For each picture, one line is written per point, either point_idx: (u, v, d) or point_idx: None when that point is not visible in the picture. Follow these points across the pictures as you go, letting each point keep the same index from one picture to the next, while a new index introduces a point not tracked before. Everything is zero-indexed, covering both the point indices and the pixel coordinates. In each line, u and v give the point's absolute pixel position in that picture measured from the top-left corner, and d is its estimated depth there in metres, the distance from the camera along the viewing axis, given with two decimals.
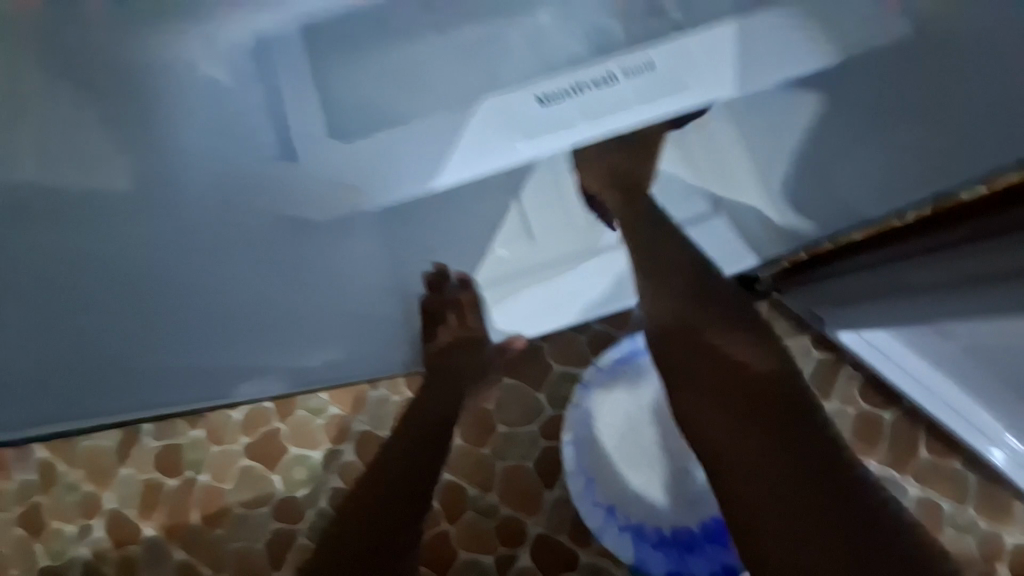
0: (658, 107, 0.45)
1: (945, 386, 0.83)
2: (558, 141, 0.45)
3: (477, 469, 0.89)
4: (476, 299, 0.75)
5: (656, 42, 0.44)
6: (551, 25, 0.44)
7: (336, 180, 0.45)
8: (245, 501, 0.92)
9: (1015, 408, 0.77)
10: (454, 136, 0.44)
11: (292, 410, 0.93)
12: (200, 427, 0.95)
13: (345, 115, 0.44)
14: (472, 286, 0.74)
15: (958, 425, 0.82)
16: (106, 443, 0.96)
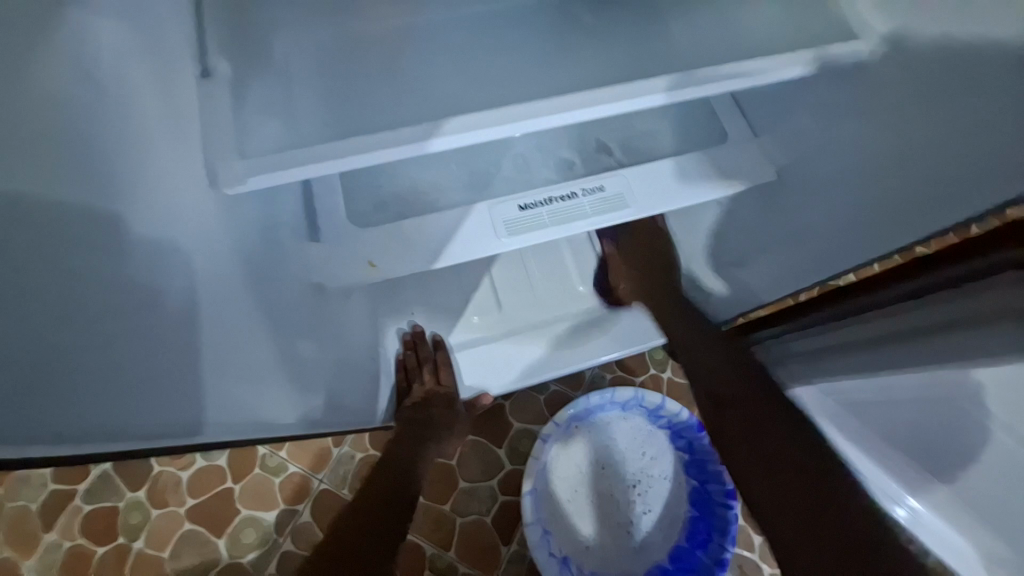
0: (607, 217, 0.58)
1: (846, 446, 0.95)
2: (533, 237, 0.57)
3: (437, 526, 0.91)
4: (450, 359, 0.83)
5: (605, 173, 0.60)
6: (527, 154, 0.62)
7: (356, 257, 0.55)
8: (185, 569, 0.87)
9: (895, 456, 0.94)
10: (450, 228, 0.56)
11: (251, 467, 0.92)
12: (143, 487, 0.90)
13: (369, 207, 0.58)
14: (446, 346, 0.83)
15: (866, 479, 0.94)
16: (31, 505, 0.89)
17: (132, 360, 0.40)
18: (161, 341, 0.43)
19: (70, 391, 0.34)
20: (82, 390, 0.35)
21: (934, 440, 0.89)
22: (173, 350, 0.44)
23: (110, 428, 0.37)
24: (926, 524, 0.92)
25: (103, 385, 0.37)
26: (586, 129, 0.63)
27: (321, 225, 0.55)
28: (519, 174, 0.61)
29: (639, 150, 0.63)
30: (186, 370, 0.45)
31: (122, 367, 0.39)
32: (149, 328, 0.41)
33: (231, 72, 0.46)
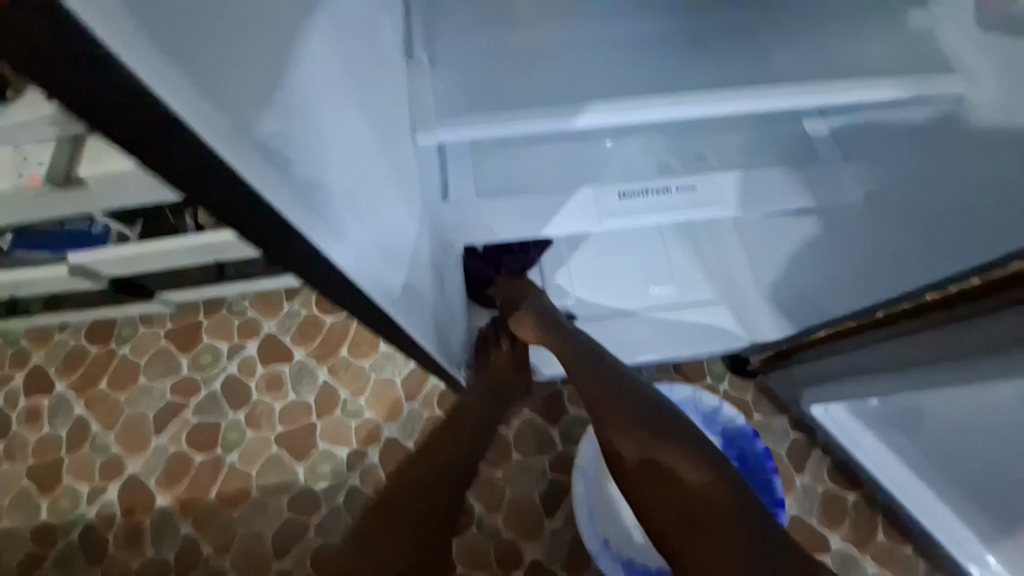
0: (698, 211, 0.66)
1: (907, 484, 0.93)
2: (629, 221, 0.67)
3: (489, 490, 0.98)
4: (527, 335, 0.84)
5: (698, 174, 0.68)
6: (631, 152, 0.71)
7: (480, 222, 0.65)
8: (268, 487, 0.98)
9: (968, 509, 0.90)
10: (559, 206, 0.65)
11: (333, 408, 1.03)
12: (243, 411, 1.04)
13: (491, 180, 0.68)
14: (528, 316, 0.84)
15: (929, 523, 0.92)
16: (147, 412, 1.05)
17: (327, 189, 0.36)
18: (345, 190, 0.39)
19: (294, 188, 0.31)
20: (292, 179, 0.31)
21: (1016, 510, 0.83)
22: (348, 209, 0.40)
23: (304, 216, 0.33)
24: None
25: (305, 191, 0.33)
26: (687, 139, 0.71)
27: (451, 191, 0.66)
28: (623, 170, 0.69)
29: (733, 159, 0.70)
30: (355, 241, 0.41)
31: (340, 187, 0.38)
32: (337, 167, 0.37)
33: (425, 53, 0.52)
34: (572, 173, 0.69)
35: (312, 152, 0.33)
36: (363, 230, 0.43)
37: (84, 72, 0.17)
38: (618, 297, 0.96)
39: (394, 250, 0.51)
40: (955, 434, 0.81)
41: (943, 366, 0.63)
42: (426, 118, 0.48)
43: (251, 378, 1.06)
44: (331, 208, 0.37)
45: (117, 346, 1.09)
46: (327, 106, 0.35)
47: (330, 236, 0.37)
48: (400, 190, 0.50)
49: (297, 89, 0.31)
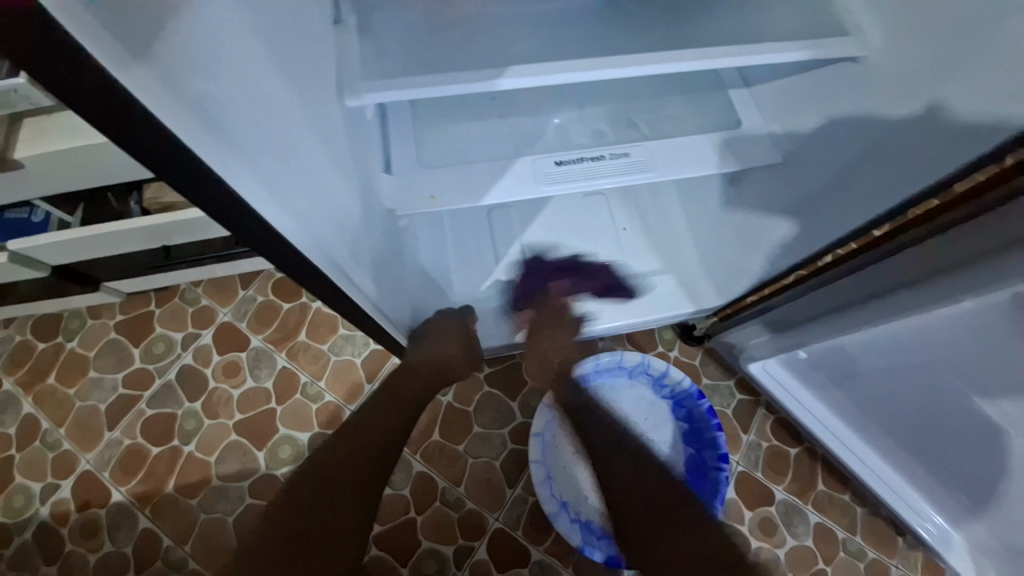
0: (631, 176, 0.70)
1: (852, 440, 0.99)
2: (567, 187, 0.69)
3: (451, 463, 1.00)
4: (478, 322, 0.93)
5: (630, 142, 0.72)
6: (568, 124, 0.75)
7: (422, 189, 0.67)
8: (227, 474, 0.98)
9: (906, 461, 0.95)
10: (500, 173, 0.69)
11: (293, 393, 1.03)
12: (200, 399, 1.02)
13: (434, 153, 0.71)
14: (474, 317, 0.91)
15: (873, 479, 0.98)
16: (99, 405, 1.02)
17: (266, 153, 0.38)
18: (283, 154, 0.41)
19: (232, 147, 0.34)
20: (231, 139, 0.34)
21: (959, 469, 0.86)
22: (289, 176, 0.42)
23: (240, 175, 0.36)
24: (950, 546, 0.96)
25: (244, 151, 0.36)
26: (621, 109, 0.76)
27: (393, 162, 0.68)
28: (560, 139, 0.73)
29: (664, 127, 0.75)
30: (298, 208, 0.44)
31: (278, 152, 0.40)
32: (276, 135, 0.40)
33: (358, 21, 0.55)
34: (514, 145, 0.73)
35: (260, 133, 0.37)
36: (306, 199, 0.45)
37: (30, 26, 0.22)
38: (572, 266, 0.99)
39: (340, 222, 0.53)
40: (882, 391, 0.86)
41: (861, 309, 0.67)
42: (357, 82, 0.50)
43: (207, 366, 1.04)
44: (271, 171, 0.39)
45: (65, 341, 1.06)
46: (263, 71, 0.37)
47: (270, 200, 0.40)
48: (337, 164, 0.52)
49: (232, 53, 0.33)
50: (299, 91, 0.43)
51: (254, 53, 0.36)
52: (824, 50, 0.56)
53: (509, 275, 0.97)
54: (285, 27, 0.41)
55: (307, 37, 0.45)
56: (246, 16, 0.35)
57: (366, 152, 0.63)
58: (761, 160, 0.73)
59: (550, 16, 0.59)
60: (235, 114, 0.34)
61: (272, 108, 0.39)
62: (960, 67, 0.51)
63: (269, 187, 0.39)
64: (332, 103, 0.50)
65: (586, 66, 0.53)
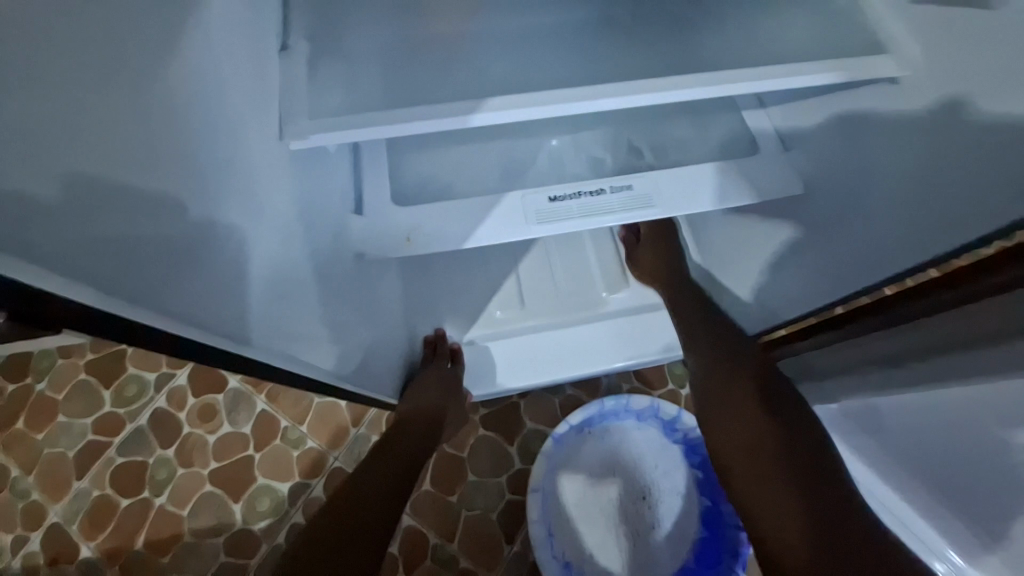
0: (633, 213, 0.61)
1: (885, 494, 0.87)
2: (561, 227, 0.61)
3: (442, 516, 0.92)
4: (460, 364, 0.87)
5: (633, 173, 0.64)
6: (562, 153, 0.67)
7: (396, 231, 0.59)
8: (201, 529, 0.90)
9: None
10: (486, 211, 0.61)
11: (272, 438, 0.96)
12: (173, 446, 0.95)
13: (412, 190, 0.63)
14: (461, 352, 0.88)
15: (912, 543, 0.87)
16: (68, 452, 0.95)
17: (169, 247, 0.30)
18: (197, 233, 0.33)
19: (114, 263, 0.26)
20: (107, 253, 0.26)
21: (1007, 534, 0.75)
22: (210, 262, 0.34)
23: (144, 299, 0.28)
24: None
25: (135, 258, 0.28)
26: (621, 134, 0.68)
27: (365, 202, 0.61)
28: (553, 171, 0.65)
29: (671, 155, 0.67)
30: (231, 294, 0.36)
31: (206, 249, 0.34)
32: (179, 218, 0.31)
33: (309, 50, 0.47)
34: (502, 178, 0.65)
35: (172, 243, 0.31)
36: (238, 278, 0.37)
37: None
38: (573, 298, 0.91)
39: (288, 282, 0.46)
40: (914, 434, 0.77)
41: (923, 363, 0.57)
42: (298, 120, 0.43)
43: (181, 410, 0.97)
44: (196, 272, 0.32)
45: (34, 382, 1.00)
46: (141, 139, 0.29)
47: (194, 307, 0.32)
48: (274, 215, 0.44)
49: (81, 128, 0.25)
50: (216, 164, 0.37)
51: (116, 118, 0.27)
52: (857, 69, 0.47)
53: (503, 311, 0.90)
54: (176, 76, 0.33)
55: (220, 96, 0.38)
56: (91, 64, 0.26)
57: (324, 194, 0.55)
58: (781, 190, 0.64)
59: (533, 43, 0.53)
60: (111, 225, 0.26)
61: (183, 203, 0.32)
62: (999, 89, 0.42)
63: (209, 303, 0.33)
64: (256, 146, 0.43)
65: (566, 97, 0.45)
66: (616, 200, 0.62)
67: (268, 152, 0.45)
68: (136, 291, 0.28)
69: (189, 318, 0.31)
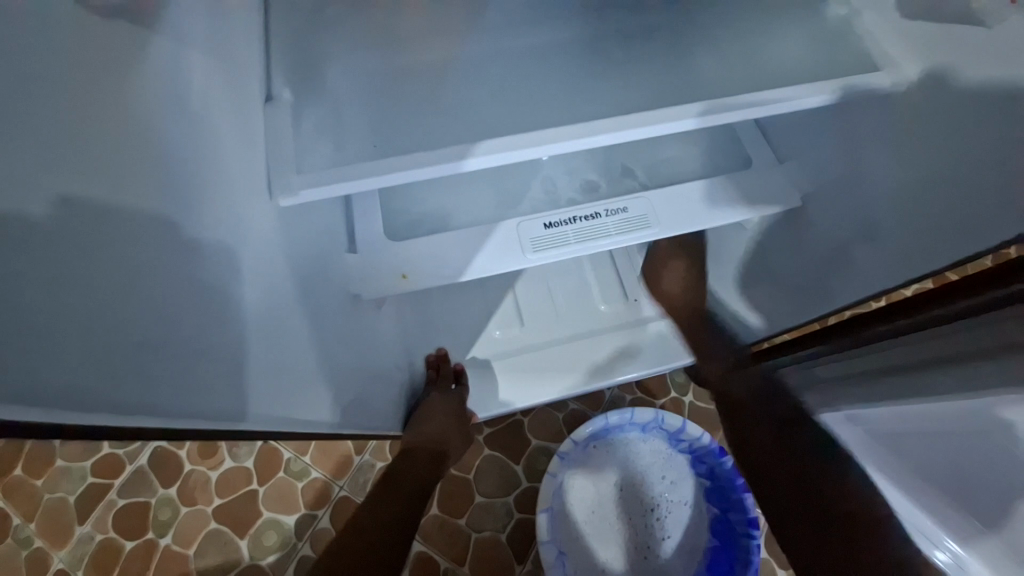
0: (629, 236, 0.61)
1: None
2: (557, 253, 0.61)
3: (452, 540, 0.91)
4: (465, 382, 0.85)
5: (627, 194, 0.63)
6: (553, 177, 0.67)
7: (391, 268, 0.58)
8: (208, 567, 0.89)
9: None
10: (481, 242, 0.60)
11: (276, 471, 0.95)
12: (175, 485, 0.94)
13: (405, 223, 0.63)
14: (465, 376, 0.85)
15: None
16: (67, 498, 0.94)
17: (149, 310, 0.31)
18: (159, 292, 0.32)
19: (83, 327, 0.27)
20: (72, 314, 0.26)
21: None
22: (180, 320, 0.33)
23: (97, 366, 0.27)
24: None
25: (99, 323, 0.28)
26: (612, 154, 0.67)
27: (358, 239, 0.60)
28: (546, 196, 0.65)
29: (663, 174, 0.66)
30: (196, 355, 0.34)
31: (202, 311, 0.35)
32: (173, 278, 0.33)
33: (294, 97, 0.47)
34: (497, 205, 0.65)
35: (172, 310, 0.33)
36: (210, 348, 0.36)
37: None
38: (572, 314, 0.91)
39: (278, 337, 0.45)
40: None
41: (905, 377, 0.57)
42: (289, 176, 0.42)
43: (181, 447, 0.96)
44: (193, 335, 0.34)
45: None
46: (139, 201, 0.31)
47: (144, 375, 0.30)
48: (266, 269, 0.44)
49: (84, 194, 0.28)
50: (222, 227, 0.39)
51: (93, 178, 0.29)
52: (849, 90, 0.47)
53: (502, 331, 0.88)
54: (188, 144, 0.37)
55: (229, 160, 0.41)
56: (96, 141, 0.29)
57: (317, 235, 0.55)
58: (777, 203, 0.64)
59: (520, 76, 0.52)
60: (110, 290, 0.29)
61: (192, 275, 0.35)
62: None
63: (194, 370, 0.34)
64: (247, 213, 0.42)
65: (561, 136, 0.44)
66: (611, 223, 0.61)
67: (260, 215, 0.44)
68: (123, 357, 0.29)
69: (162, 381, 0.32)
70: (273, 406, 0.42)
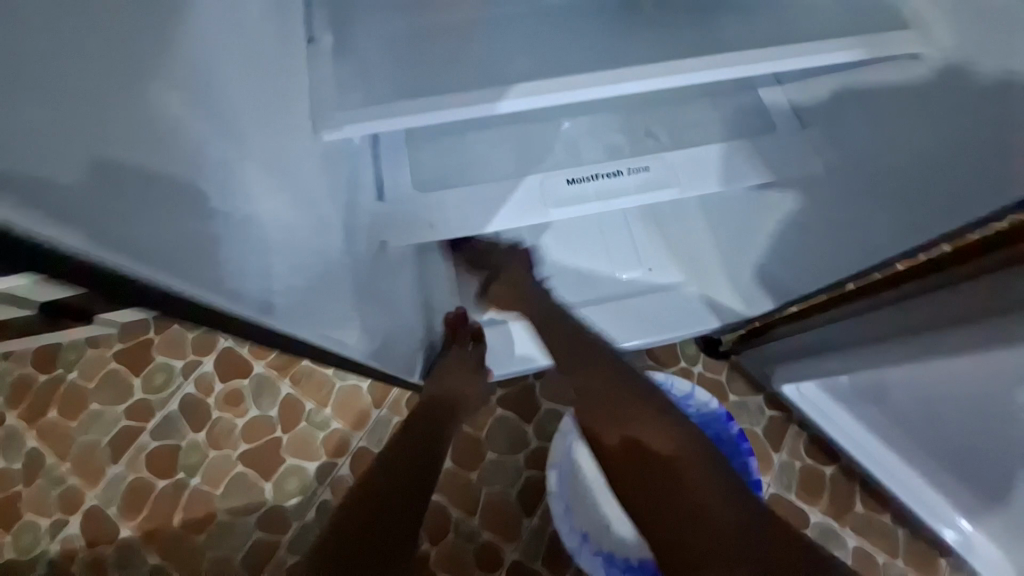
0: (650, 195, 0.62)
1: (886, 460, 0.95)
2: (579, 210, 0.63)
3: (464, 493, 0.95)
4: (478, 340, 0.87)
5: (649, 154, 0.65)
6: (576, 138, 0.68)
7: (418, 218, 0.61)
8: (234, 508, 0.95)
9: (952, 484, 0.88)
10: (505, 196, 0.62)
11: (298, 421, 0.99)
12: (203, 431, 0.99)
13: (432, 176, 0.65)
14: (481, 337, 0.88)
15: (925, 513, 0.93)
16: (101, 439, 0.99)
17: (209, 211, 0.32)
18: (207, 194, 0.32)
19: (165, 210, 0.28)
20: (158, 200, 0.28)
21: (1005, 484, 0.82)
22: (234, 229, 0.35)
23: (164, 258, 0.27)
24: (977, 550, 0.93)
25: (174, 211, 0.29)
26: (636, 116, 0.69)
27: (386, 189, 0.62)
28: (569, 155, 0.67)
29: (686, 136, 0.67)
30: (249, 266, 0.36)
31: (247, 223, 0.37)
32: (227, 187, 0.35)
33: (334, 41, 0.48)
34: (523, 162, 0.66)
35: (229, 218, 0.34)
36: (256, 260, 0.37)
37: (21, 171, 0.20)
38: (586, 281, 0.93)
39: (318, 272, 0.48)
40: (924, 402, 0.81)
41: (927, 335, 0.58)
42: (330, 114, 0.45)
43: (208, 396, 1.01)
44: (247, 246, 0.36)
45: (64, 373, 1.03)
46: (209, 106, 0.33)
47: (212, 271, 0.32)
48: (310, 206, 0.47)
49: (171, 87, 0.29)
50: (265, 150, 0.41)
51: (158, 83, 0.28)
52: (880, 48, 0.48)
53: (517, 294, 0.91)
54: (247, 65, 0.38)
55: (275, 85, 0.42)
56: (182, 40, 0.30)
57: (349, 182, 0.57)
58: (799, 169, 0.64)
59: (553, 26, 0.53)
60: (185, 184, 0.30)
61: (239, 187, 0.36)
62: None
63: (249, 277, 0.36)
64: (290, 146, 0.45)
65: (585, 84, 0.46)
66: (634, 182, 0.63)
67: (301, 154, 0.47)
68: (198, 250, 0.30)
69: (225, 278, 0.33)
70: (317, 330, 0.46)
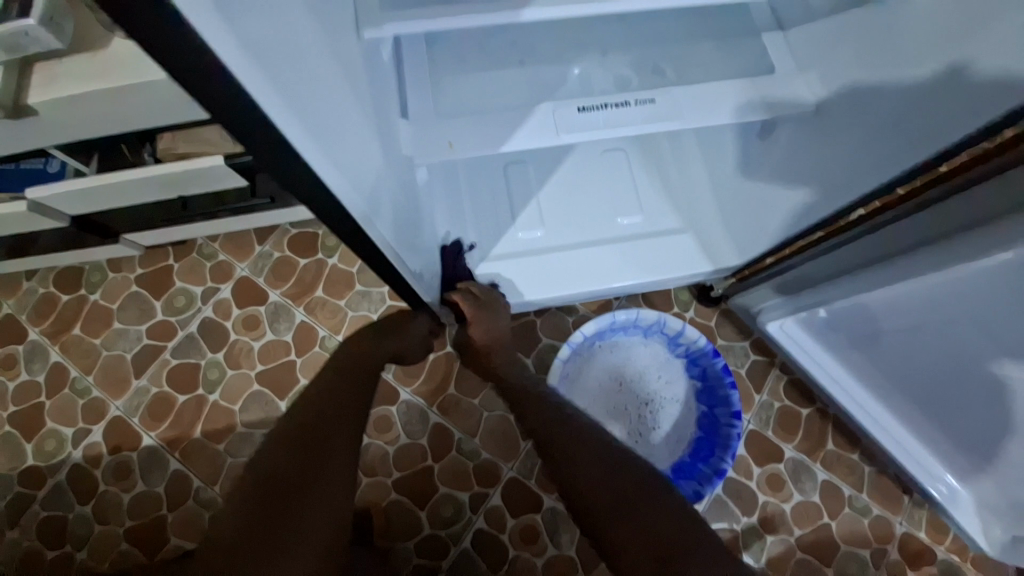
0: (655, 124, 0.67)
1: (869, 411, 0.99)
2: (588, 137, 0.67)
3: (466, 416, 1.03)
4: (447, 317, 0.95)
5: (657, 88, 0.69)
6: (589, 73, 0.72)
7: (440, 137, 0.65)
8: (252, 422, 1.01)
9: (925, 427, 0.94)
10: (521, 120, 0.67)
11: (312, 345, 1.05)
12: (221, 351, 1.05)
13: (454, 100, 0.69)
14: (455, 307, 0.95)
15: (913, 466, 0.98)
16: (125, 355, 1.05)
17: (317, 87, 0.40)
18: None
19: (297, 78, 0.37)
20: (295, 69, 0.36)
21: (977, 436, 0.86)
22: (328, 105, 0.43)
23: (246, 44, 0.30)
24: (962, 507, 0.96)
25: (301, 79, 0.37)
26: (648, 54, 0.73)
27: (411, 108, 0.66)
28: (581, 87, 0.71)
29: (693, 74, 0.71)
30: (330, 139, 0.44)
31: (336, 105, 0.45)
32: (327, 73, 0.43)
33: None
34: (537, 93, 0.71)
35: (327, 95, 0.42)
36: (336, 136, 0.45)
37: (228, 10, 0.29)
38: (590, 221, 0.98)
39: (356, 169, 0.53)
40: (906, 351, 0.84)
41: (901, 258, 0.66)
42: (374, 15, 0.49)
43: (227, 319, 1.07)
44: (332, 123, 0.44)
45: (88, 294, 1.09)
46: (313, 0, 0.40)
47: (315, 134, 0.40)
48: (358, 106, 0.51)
49: None
50: (347, 49, 0.47)
51: None
52: None
53: (524, 232, 0.96)
54: None
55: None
56: None
57: (384, 96, 0.62)
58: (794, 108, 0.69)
59: None
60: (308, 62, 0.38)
61: (335, 76, 0.44)
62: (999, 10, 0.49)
63: (332, 147, 0.44)
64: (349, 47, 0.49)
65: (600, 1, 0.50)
66: (641, 114, 0.67)
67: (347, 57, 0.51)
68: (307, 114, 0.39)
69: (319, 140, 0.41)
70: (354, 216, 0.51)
